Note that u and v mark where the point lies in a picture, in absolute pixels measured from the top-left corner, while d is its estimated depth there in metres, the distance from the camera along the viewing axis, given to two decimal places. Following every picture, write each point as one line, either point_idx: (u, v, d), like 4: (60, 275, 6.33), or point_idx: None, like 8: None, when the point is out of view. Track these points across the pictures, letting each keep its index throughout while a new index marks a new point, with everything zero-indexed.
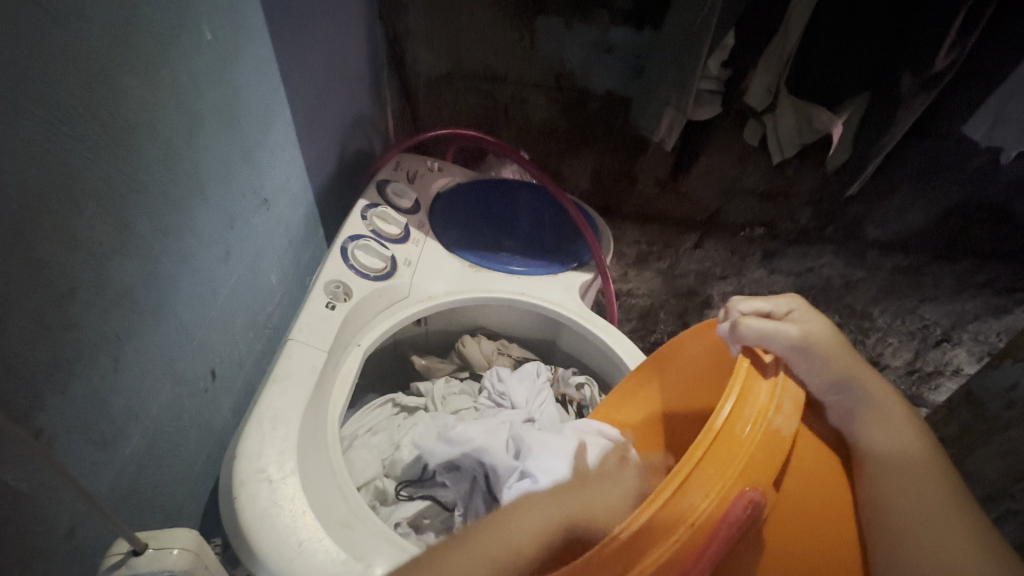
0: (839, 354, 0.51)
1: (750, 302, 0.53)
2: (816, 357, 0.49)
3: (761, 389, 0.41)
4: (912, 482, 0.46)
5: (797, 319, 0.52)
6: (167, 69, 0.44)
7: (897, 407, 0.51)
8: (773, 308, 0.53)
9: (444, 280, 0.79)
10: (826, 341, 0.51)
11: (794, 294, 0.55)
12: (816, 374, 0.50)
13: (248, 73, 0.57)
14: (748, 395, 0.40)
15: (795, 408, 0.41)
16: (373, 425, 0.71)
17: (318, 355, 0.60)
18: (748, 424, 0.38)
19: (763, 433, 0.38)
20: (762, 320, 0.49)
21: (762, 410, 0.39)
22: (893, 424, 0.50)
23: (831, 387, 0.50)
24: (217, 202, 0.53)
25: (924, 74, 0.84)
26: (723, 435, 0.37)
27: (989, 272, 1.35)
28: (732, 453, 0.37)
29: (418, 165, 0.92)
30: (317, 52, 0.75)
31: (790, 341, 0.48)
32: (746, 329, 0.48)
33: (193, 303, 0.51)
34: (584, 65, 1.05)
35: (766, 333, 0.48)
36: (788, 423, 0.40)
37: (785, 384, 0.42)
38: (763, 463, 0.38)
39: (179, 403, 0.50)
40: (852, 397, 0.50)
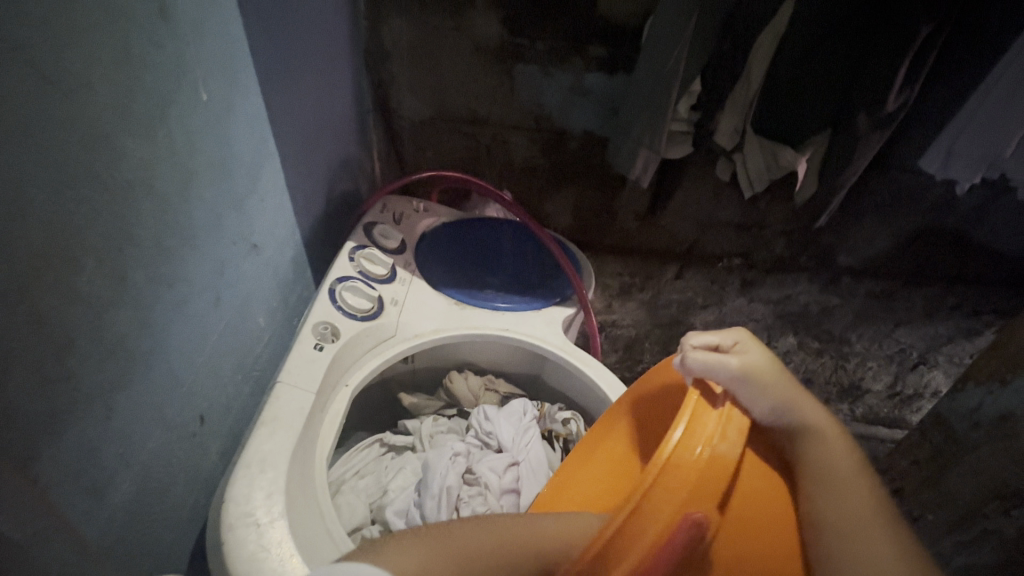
0: (778, 381, 0.55)
1: (699, 335, 0.57)
2: (756, 387, 0.54)
3: (710, 416, 0.44)
4: (842, 495, 0.49)
5: (741, 350, 0.56)
6: (163, 130, 0.47)
7: (829, 424, 0.55)
8: (719, 340, 0.57)
9: (430, 319, 0.81)
10: (767, 370, 0.55)
11: (740, 327, 0.59)
12: (757, 398, 0.54)
13: (240, 126, 0.60)
14: (696, 425, 0.43)
15: (741, 433, 0.44)
16: (360, 467, 0.71)
17: (306, 396, 0.61)
18: (696, 450, 0.41)
19: (708, 458, 0.41)
20: (707, 352, 0.55)
21: (709, 436, 0.42)
22: (828, 447, 0.52)
23: (774, 411, 0.54)
24: (208, 249, 0.55)
25: (878, 113, 0.91)
26: (670, 464, 0.40)
27: (958, 295, 1.43)
28: (678, 477, 0.40)
29: (404, 207, 0.96)
30: (306, 102, 0.79)
31: (729, 372, 0.54)
32: (693, 361, 0.54)
33: (184, 348, 0.52)
34: (561, 107, 1.11)
35: (708, 365, 0.54)
36: (732, 448, 0.43)
37: (731, 413, 0.45)
38: (708, 486, 0.41)
39: (169, 448, 0.51)
40: (791, 417, 0.54)
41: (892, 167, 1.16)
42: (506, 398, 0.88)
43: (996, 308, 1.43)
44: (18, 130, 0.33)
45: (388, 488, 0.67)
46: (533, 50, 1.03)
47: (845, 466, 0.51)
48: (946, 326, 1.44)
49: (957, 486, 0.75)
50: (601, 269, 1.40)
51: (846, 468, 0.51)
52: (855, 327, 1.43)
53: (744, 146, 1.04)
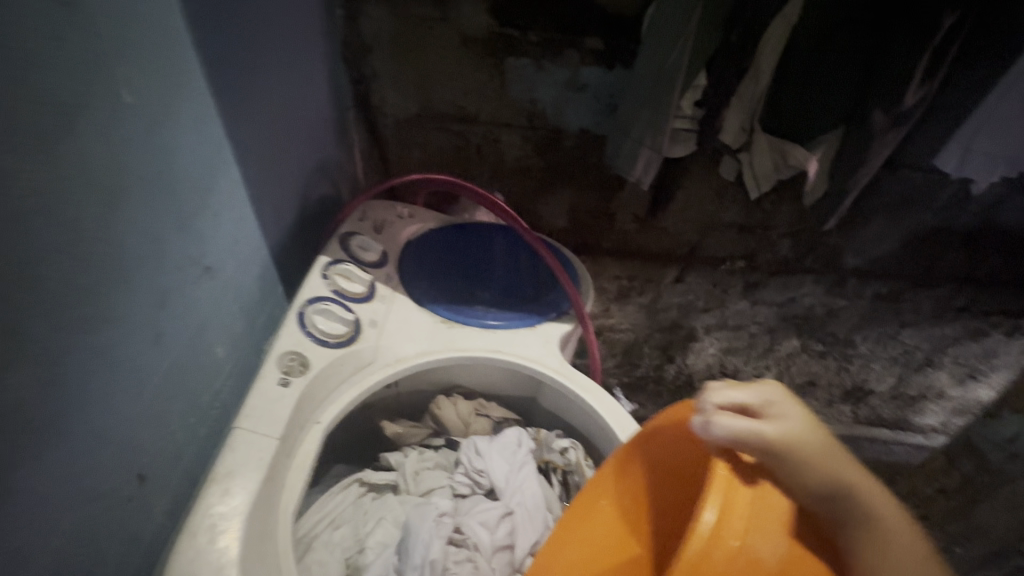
0: (827, 459, 0.46)
1: (724, 392, 0.48)
2: (796, 463, 0.44)
3: (747, 499, 0.37)
4: None
5: (776, 416, 0.47)
6: (71, 144, 0.38)
7: (892, 521, 0.46)
8: (749, 400, 0.48)
9: (414, 341, 0.73)
10: (809, 444, 0.45)
11: (774, 382, 0.50)
12: (802, 480, 0.44)
13: (184, 134, 0.51)
14: (732, 509, 0.36)
15: (780, 523, 0.38)
16: (335, 515, 0.64)
17: (268, 444, 0.53)
18: (731, 546, 0.35)
19: (744, 560, 0.35)
20: (736, 418, 0.44)
21: (748, 526, 0.36)
22: (885, 539, 0.45)
23: (822, 498, 0.45)
24: (145, 280, 0.47)
25: (895, 109, 0.84)
26: (701, 566, 0.34)
27: (967, 296, 1.34)
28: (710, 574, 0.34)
29: (386, 213, 0.88)
30: (271, 102, 0.71)
31: (765, 444, 0.44)
32: (720, 429, 0.44)
33: (114, 401, 0.44)
34: (557, 104, 1.02)
35: (740, 436, 0.44)
36: (772, 549, 0.37)
37: (772, 498, 0.39)
38: None
39: (95, 520, 0.43)
40: (846, 508, 0.46)
41: (904, 165, 1.10)
42: (499, 424, 0.81)
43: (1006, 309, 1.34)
44: None
45: (366, 545, 0.61)
46: (524, 42, 0.95)
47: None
48: (953, 328, 1.38)
49: None
50: (598, 273, 1.33)
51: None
52: (860, 329, 1.39)
53: (750, 145, 0.96)
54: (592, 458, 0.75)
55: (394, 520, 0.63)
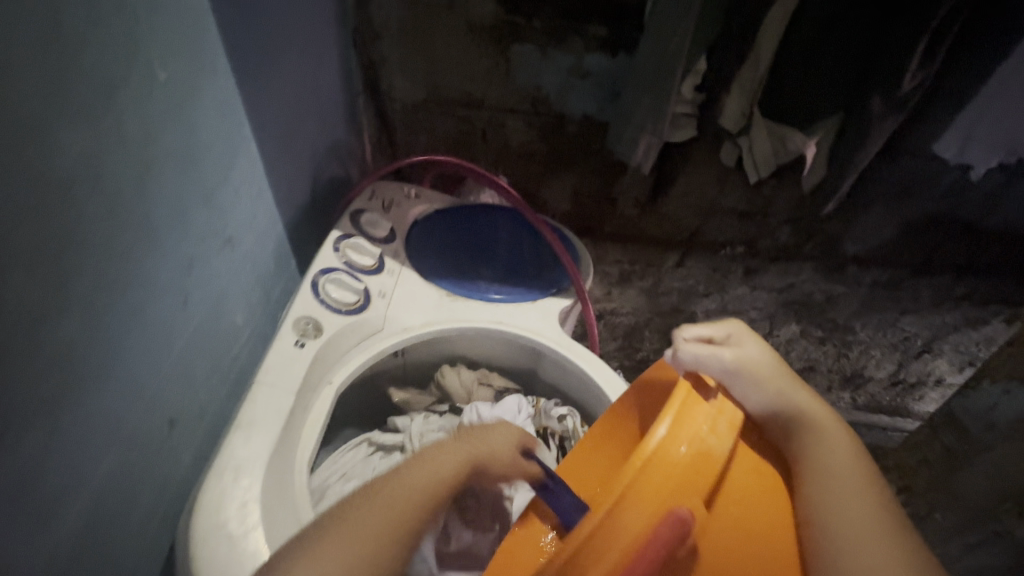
0: (773, 376, 0.55)
1: (694, 328, 0.60)
2: (748, 379, 0.55)
3: (703, 409, 0.41)
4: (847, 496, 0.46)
5: (736, 344, 0.58)
6: (111, 117, 0.42)
7: (835, 429, 0.52)
8: (714, 334, 0.59)
9: (420, 312, 0.77)
10: (761, 365, 0.56)
11: (736, 320, 0.60)
12: (751, 394, 0.54)
13: (207, 113, 0.55)
14: (687, 416, 0.40)
15: (730, 428, 0.43)
16: (347, 470, 0.69)
17: (286, 398, 0.58)
18: (681, 446, 0.39)
19: (697, 450, 0.40)
20: (698, 347, 0.58)
21: (698, 430, 0.40)
22: (825, 437, 0.51)
23: (769, 407, 0.53)
24: (173, 247, 0.51)
25: (893, 96, 0.86)
26: (654, 460, 0.37)
27: (967, 285, 1.34)
28: (660, 474, 0.37)
29: (394, 193, 0.91)
30: (286, 84, 0.74)
31: (721, 365, 0.56)
32: (685, 354, 0.58)
33: (147, 354, 0.49)
34: (561, 89, 1.05)
35: (700, 357, 0.56)
36: (722, 441, 0.41)
37: (722, 406, 0.43)
38: (694, 483, 0.39)
39: (130, 460, 0.48)
40: (788, 415, 0.52)
41: (906, 153, 1.09)
42: (501, 393, 0.85)
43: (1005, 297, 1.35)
44: None
45: None
46: (529, 28, 0.98)
47: (848, 473, 0.48)
48: (954, 316, 1.39)
49: (970, 486, 0.73)
50: (600, 257, 1.36)
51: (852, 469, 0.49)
52: (859, 315, 1.41)
53: (750, 129, 0.98)
54: (587, 424, 0.80)
55: None
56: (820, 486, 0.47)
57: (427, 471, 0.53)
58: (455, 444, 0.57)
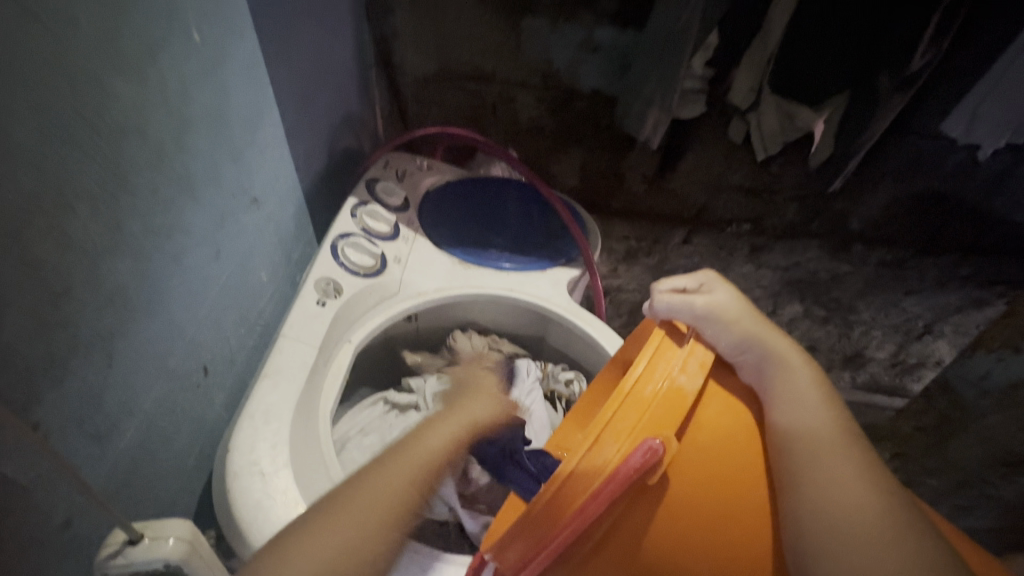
0: (741, 320, 0.54)
1: (669, 282, 0.61)
2: (718, 323, 0.54)
3: (675, 354, 0.46)
4: (816, 434, 0.46)
5: (707, 290, 0.58)
6: (155, 72, 0.45)
7: (808, 371, 0.52)
8: (687, 284, 0.60)
9: (434, 278, 0.80)
10: (731, 308, 0.55)
11: (710, 270, 0.61)
12: (722, 336, 0.53)
13: (237, 75, 0.58)
14: (659, 361, 0.45)
15: (699, 367, 0.46)
16: (365, 425, 0.73)
17: (310, 351, 0.61)
18: (653, 386, 0.43)
19: (666, 388, 0.43)
20: (672, 296, 0.57)
21: (668, 371, 0.44)
22: (795, 377, 0.50)
23: (740, 347, 0.52)
24: (207, 201, 0.54)
25: (900, 73, 0.86)
26: (630, 398, 0.42)
27: (971, 266, 1.36)
28: (636, 411, 0.41)
29: (407, 163, 0.93)
30: (304, 51, 0.76)
31: (694, 310, 0.55)
32: (658, 303, 0.58)
33: (185, 301, 0.52)
34: (571, 64, 1.06)
35: (673, 307, 0.57)
36: (691, 379, 0.44)
37: (693, 349, 0.47)
38: (667, 416, 0.42)
39: (172, 398, 0.51)
40: (759, 357, 0.52)
41: (914, 132, 1.10)
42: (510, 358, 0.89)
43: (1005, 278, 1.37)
44: (12, 69, 0.32)
45: None
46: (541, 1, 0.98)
47: (816, 411, 0.48)
48: (957, 296, 1.40)
49: (960, 451, 0.77)
50: (607, 233, 1.37)
51: (823, 410, 0.49)
52: (863, 296, 1.41)
53: (758, 106, 1.00)
54: None
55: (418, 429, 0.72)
56: (789, 422, 0.47)
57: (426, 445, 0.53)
58: (449, 423, 0.58)
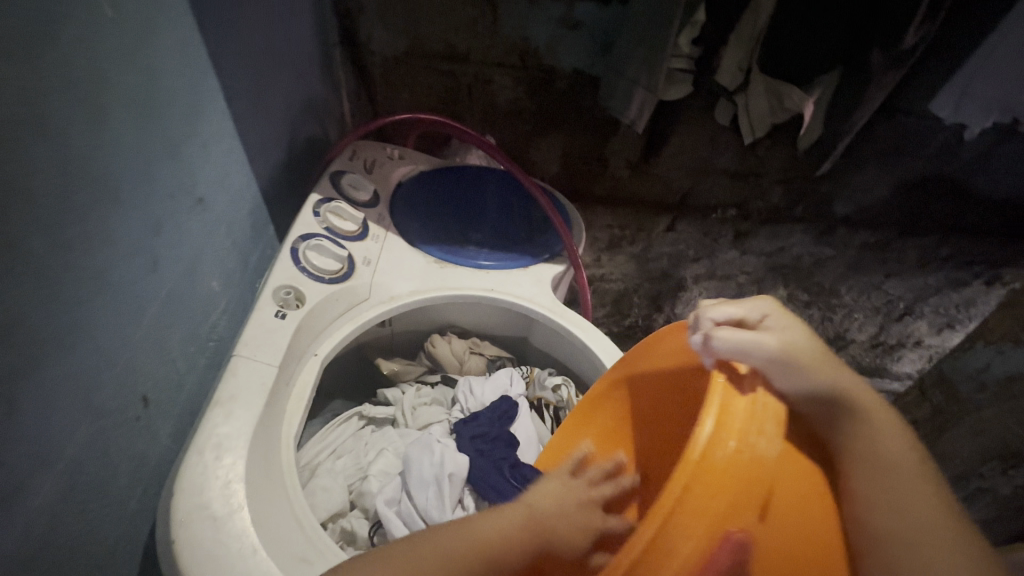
0: (820, 360, 0.46)
1: (725, 309, 0.49)
2: (795, 368, 0.45)
3: (742, 405, 0.36)
4: (907, 498, 0.41)
5: (771, 327, 0.48)
6: (55, 54, 0.37)
7: (894, 424, 0.46)
8: (745, 314, 0.49)
9: (407, 280, 0.74)
10: (805, 348, 0.46)
11: (766, 297, 0.51)
12: (798, 382, 0.45)
13: (169, 56, 0.50)
14: (727, 413, 0.35)
15: (778, 422, 0.36)
16: (337, 446, 0.67)
17: (268, 370, 0.55)
18: (728, 447, 0.34)
19: (745, 459, 0.33)
20: (738, 332, 0.45)
21: (741, 429, 0.35)
22: (882, 432, 0.44)
23: (818, 396, 0.45)
24: (137, 206, 0.47)
25: (894, 49, 0.82)
26: (701, 467, 0.32)
27: (952, 247, 1.35)
28: (708, 487, 0.32)
29: (376, 153, 0.86)
30: (255, 30, 0.67)
31: (767, 355, 0.44)
32: (718, 340, 0.44)
33: (115, 324, 0.45)
34: (549, 42, 0.99)
35: (740, 346, 0.44)
36: (772, 444, 0.35)
37: (763, 398, 0.37)
38: (748, 497, 0.33)
39: (103, 437, 0.45)
40: (837, 404, 0.45)
41: (901, 112, 1.07)
42: (493, 362, 0.83)
43: (987, 257, 1.35)
44: None
45: (369, 473, 0.62)
46: None
47: (909, 473, 0.43)
48: (936, 278, 1.36)
49: (955, 445, 0.75)
50: (589, 222, 1.31)
51: (914, 471, 0.43)
52: (845, 279, 1.37)
53: (747, 86, 0.93)
54: (582, 394, 0.78)
55: (395, 450, 0.66)
56: (876, 482, 0.42)
57: (475, 528, 0.44)
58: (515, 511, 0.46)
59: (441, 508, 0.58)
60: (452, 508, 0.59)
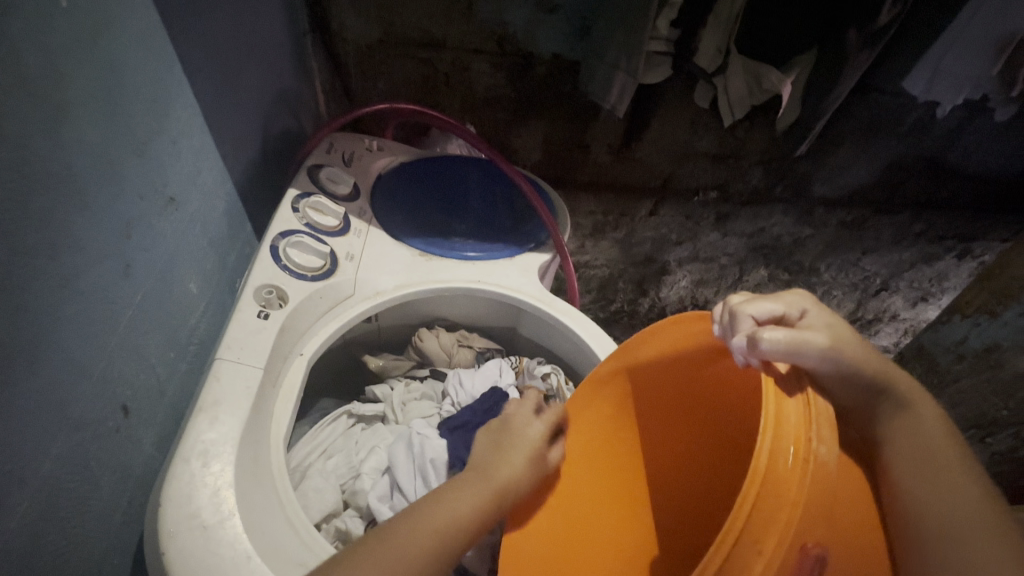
0: (863, 354, 0.43)
1: (761, 305, 0.44)
2: (841, 367, 0.42)
3: (796, 408, 0.35)
4: (948, 483, 0.41)
5: (813, 325, 0.44)
6: (6, 48, 0.35)
7: (929, 410, 0.45)
8: (784, 310, 0.45)
9: (392, 274, 0.72)
10: (848, 345, 0.43)
11: (801, 291, 0.47)
12: (839, 378, 0.43)
13: (130, 48, 0.47)
14: (783, 420, 0.34)
15: (834, 425, 0.34)
16: (327, 446, 0.66)
17: (253, 372, 0.53)
18: (790, 453, 0.32)
19: (814, 468, 0.32)
20: (785, 330, 0.40)
21: (802, 436, 0.33)
22: (915, 419, 0.44)
23: (861, 390, 0.44)
24: (105, 207, 0.45)
25: (868, 27, 0.84)
26: (766, 479, 0.31)
27: (924, 222, 1.37)
28: (778, 499, 0.31)
29: (354, 145, 0.84)
30: (221, 19, 0.65)
31: (820, 352, 0.40)
32: (767, 341, 0.39)
33: (88, 332, 0.43)
34: (527, 27, 0.97)
35: (789, 346, 0.39)
36: (833, 451, 0.33)
37: (817, 399, 0.36)
38: (818, 505, 0.32)
39: (82, 450, 0.43)
40: (878, 398, 0.45)
41: (875, 90, 1.08)
42: (482, 353, 0.82)
43: (958, 232, 1.39)
44: None
45: (362, 472, 0.62)
46: None
47: (946, 456, 0.42)
48: (911, 252, 1.40)
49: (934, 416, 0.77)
50: (573, 209, 1.30)
51: (952, 453, 0.43)
52: (824, 257, 1.40)
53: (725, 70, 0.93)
54: (573, 381, 0.78)
55: (386, 448, 0.65)
56: (916, 470, 0.41)
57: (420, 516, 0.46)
58: (472, 485, 0.50)
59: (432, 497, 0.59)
60: None
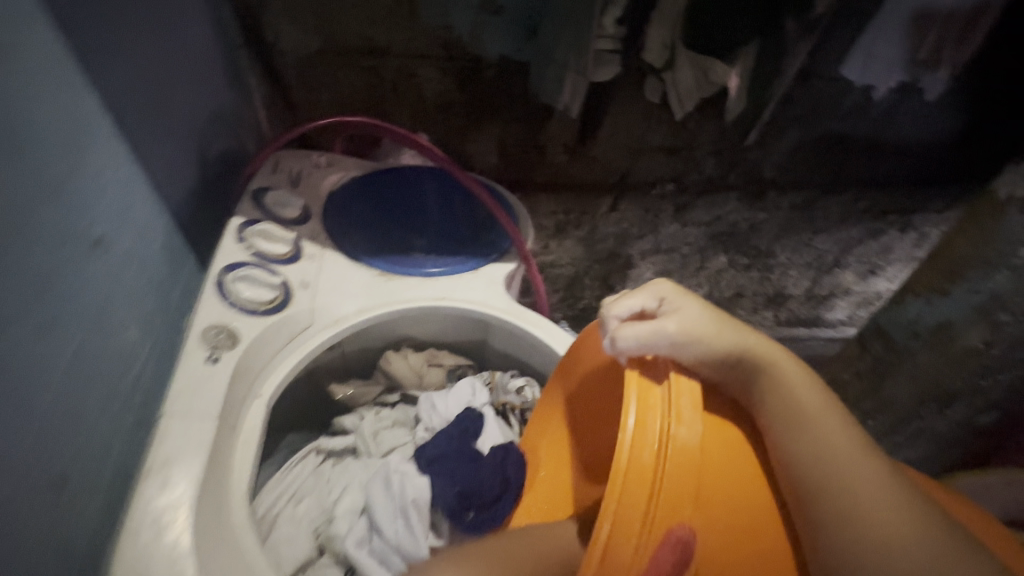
0: (720, 331, 0.49)
1: (626, 303, 0.52)
2: (699, 344, 0.48)
3: (653, 403, 0.41)
4: (818, 434, 0.45)
5: (671, 310, 0.51)
6: None
7: (792, 366, 0.49)
8: (644, 304, 0.52)
9: (352, 298, 0.69)
10: (704, 323, 0.49)
11: (660, 280, 0.54)
12: (703, 357, 0.48)
13: (35, 77, 0.43)
14: (644, 416, 0.40)
15: (689, 408, 0.41)
16: (295, 490, 0.64)
17: (206, 423, 0.50)
18: (649, 446, 0.38)
19: (670, 452, 0.38)
20: (638, 326, 0.48)
21: (659, 427, 0.39)
22: (783, 380, 0.48)
23: (726, 363, 0.48)
24: (23, 256, 0.40)
25: (805, 15, 0.87)
26: (627, 474, 0.37)
27: (868, 200, 1.42)
28: (638, 490, 0.37)
29: (301, 163, 0.80)
30: (143, 38, 0.60)
31: (671, 339, 0.47)
32: (624, 339, 0.47)
33: (15, 401, 0.39)
34: (473, 30, 0.95)
35: (644, 339, 0.47)
36: (691, 431, 0.39)
37: (677, 389, 0.42)
38: (677, 482, 0.38)
39: (17, 532, 0.39)
40: (745, 366, 0.49)
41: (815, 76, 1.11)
42: (454, 370, 0.80)
43: (898, 207, 1.44)
44: None
45: (336, 515, 0.60)
46: None
47: (810, 408, 0.46)
48: (858, 229, 1.45)
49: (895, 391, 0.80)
50: (534, 210, 1.27)
51: (818, 404, 0.47)
52: (779, 239, 1.43)
53: (673, 65, 0.93)
54: None
55: (359, 486, 0.63)
56: (790, 429, 0.45)
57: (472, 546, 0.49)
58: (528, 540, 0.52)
59: (413, 542, 0.57)
60: (424, 535, 0.58)
